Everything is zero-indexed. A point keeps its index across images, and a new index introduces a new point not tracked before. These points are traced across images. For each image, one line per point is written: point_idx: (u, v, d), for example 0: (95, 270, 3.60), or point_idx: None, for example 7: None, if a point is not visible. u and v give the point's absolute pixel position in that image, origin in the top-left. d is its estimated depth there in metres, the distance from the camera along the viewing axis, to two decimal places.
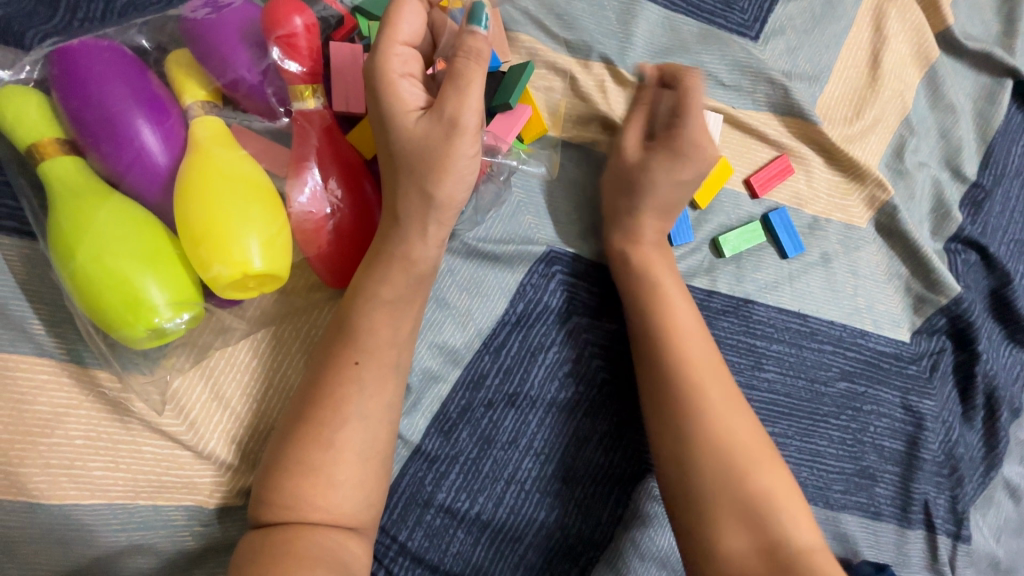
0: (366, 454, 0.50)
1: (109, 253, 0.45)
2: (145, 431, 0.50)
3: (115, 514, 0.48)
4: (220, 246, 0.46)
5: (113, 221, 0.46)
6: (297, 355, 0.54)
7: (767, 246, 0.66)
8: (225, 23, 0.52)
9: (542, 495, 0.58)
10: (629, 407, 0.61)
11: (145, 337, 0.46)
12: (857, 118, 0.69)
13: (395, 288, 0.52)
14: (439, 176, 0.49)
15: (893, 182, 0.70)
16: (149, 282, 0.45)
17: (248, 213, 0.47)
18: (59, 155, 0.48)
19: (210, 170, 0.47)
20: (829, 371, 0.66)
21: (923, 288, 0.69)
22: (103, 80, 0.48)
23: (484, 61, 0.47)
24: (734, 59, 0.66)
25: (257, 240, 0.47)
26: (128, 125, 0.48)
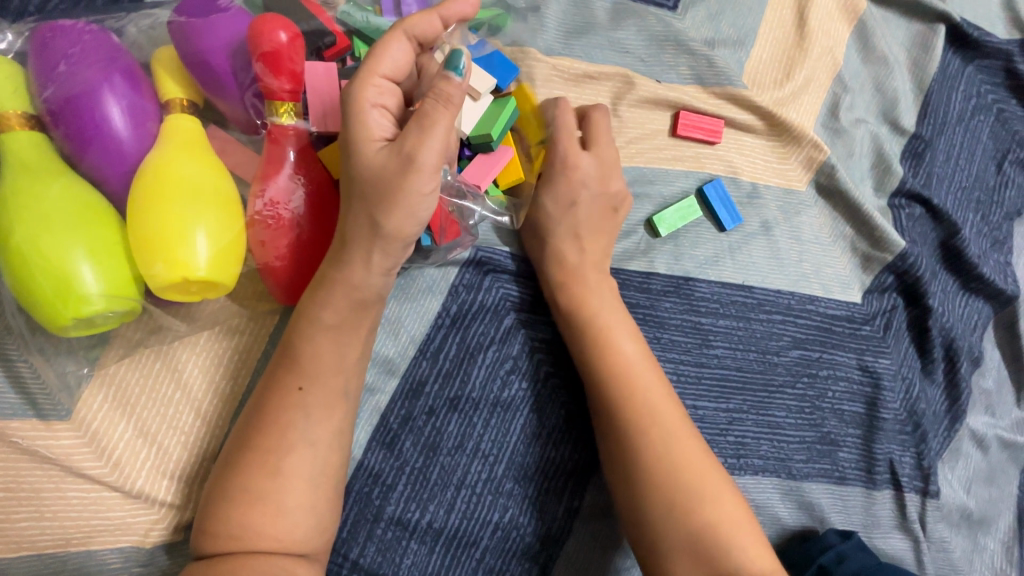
0: (313, 476, 0.48)
1: (45, 237, 0.43)
2: (68, 476, 0.48)
3: (46, 563, 0.47)
4: (163, 248, 0.44)
5: (63, 207, 0.44)
6: (231, 380, 0.52)
7: (705, 221, 0.65)
8: (215, 29, 0.48)
9: (494, 496, 0.57)
10: (580, 404, 0.60)
11: (74, 326, 0.44)
12: (787, 80, 0.67)
13: (338, 312, 0.49)
14: (387, 207, 0.46)
15: (830, 142, 0.69)
16: (84, 273, 0.43)
17: (198, 213, 0.45)
18: (21, 128, 0.46)
19: (170, 165, 0.45)
20: (780, 340, 0.65)
21: (869, 246, 0.68)
22: (77, 63, 0.46)
23: (451, 107, 0.45)
24: (651, 33, 0.65)
25: (204, 242, 0.45)
26: (95, 105, 0.46)
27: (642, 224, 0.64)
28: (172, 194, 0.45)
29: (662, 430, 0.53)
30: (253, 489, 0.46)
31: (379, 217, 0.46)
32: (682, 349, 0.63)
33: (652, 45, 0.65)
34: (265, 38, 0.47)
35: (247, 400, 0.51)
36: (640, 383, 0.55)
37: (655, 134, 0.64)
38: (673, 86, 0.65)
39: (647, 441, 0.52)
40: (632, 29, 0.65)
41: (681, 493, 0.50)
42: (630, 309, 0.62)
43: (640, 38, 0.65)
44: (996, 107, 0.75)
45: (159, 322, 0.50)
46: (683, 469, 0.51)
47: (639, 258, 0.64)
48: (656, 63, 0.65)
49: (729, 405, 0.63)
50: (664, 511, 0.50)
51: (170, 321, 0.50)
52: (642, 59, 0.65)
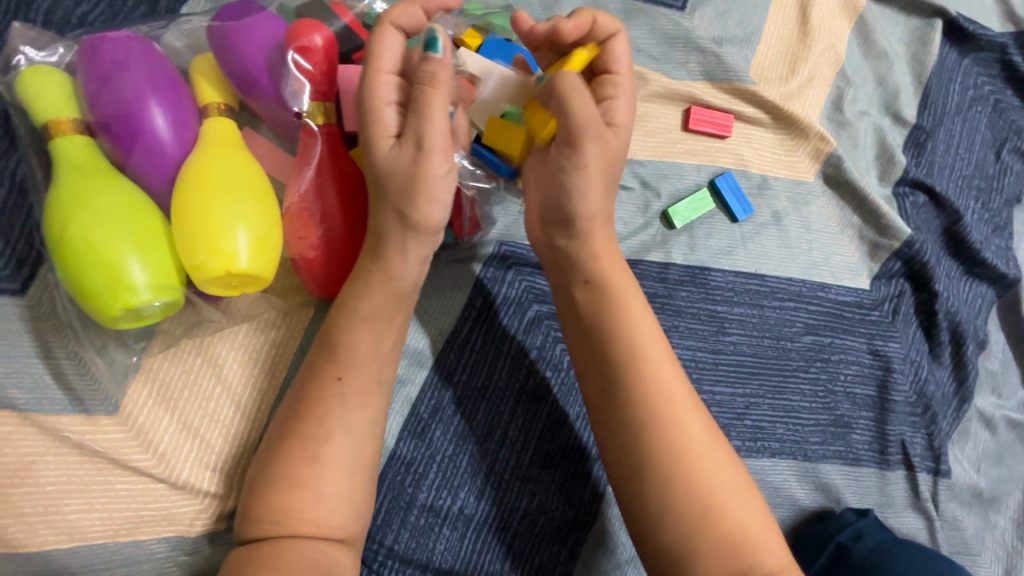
0: (352, 463, 0.50)
1: (98, 233, 0.45)
2: (116, 469, 0.50)
3: (96, 553, 0.49)
4: (208, 241, 0.46)
5: (111, 208, 0.46)
6: (270, 373, 0.54)
7: (717, 212, 0.67)
8: (251, 32, 0.50)
9: (522, 482, 0.59)
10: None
11: (123, 318, 0.46)
12: (793, 76, 0.70)
13: (375, 303, 0.51)
14: (407, 197, 0.48)
15: (835, 134, 0.71)
16: (134, 267, 0.45)
17: (239, 209, 0.47)
18: (72, 133, 0.48)
19: (212, 164, 0.48)
20: (793, 327, 0.67)
21: (876, 234, 0.70)
22: (124, 68, 0.48)
23: (439, 85, 0.47)
24: (662, 32, 0.68)
25: (245, 236, 0.47)
26: (139, 110, 0.48)
27: (658, 217, 0.66)
28: (215, 191, 0.47)
29: (686, 426, 0.49)
30: (298, 476, 0.48)
31: (395, 206, 0.49)
32: (700, 336, 0.65)
33: (663, 44, 0.67)
34: (297, 40, 0.50)
35: (287, 389, 0.53)
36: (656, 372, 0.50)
37: (668, 129, 0.67)
38: (684, 83, 0.67)
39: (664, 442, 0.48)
40: (644, 29, 0.67)
41: (701, 496, 0.47)
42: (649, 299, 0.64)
43: (650, 38, 0.67)
44: (993, 97, 0.77)
45: (201, 316, 0.52)
46: (705, 470, 0.48)
47: (656, 249, 0.65)
48: (667, 61, 0.67)
49: (746, 390, 0.65)
50: (682, 514, 0.47)
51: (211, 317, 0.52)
52: (653, 57, 0.67)
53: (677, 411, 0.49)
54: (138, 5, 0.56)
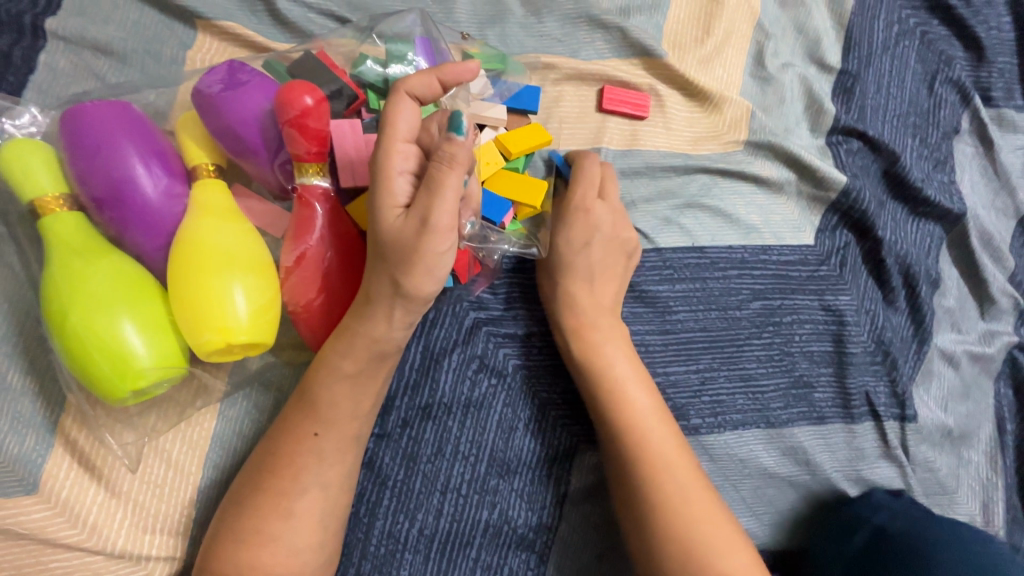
0: (319, 519, 0.49)
1: (99, 317, 0.45)
2: (48, 548, 0.47)
3: None
4: (209, 316, 0.46)
5: (114, 287, 0.46)
6: (225, 436, 0.53)
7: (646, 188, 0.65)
8: (244, 102, 0.50)
9: (480, 494, 0.57)
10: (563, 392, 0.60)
11: (131, 396, 0.47)
12: (707, 37, 0.67)
13: (357, 361, 0.50)
14: (407, 269, 0.47)
15: (761, 91, 0.69)
16: (139, 345, 0.46)
17: (235, 278, 0.47)
18: (61, 211, 0.48)
19: (205, 234, 0.48)
20: (740, 295, 0.66)
21: (813, 189, 0.69)
22: (111, 141, 0.48)
23: (457, 165, 0.45)
24: (564, 12, 0.64)
25: (243, 302, 0.47)
26: (126, 180, 0.48)
27: None
28: (212, 263, 0.47)
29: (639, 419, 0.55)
30: (252, 534, 0.47)
31: (394, 275, 0.47)
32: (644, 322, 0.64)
33: (567, 23, 0.64)
34: (297, 102, 0.49)
35: (251, 450, 0.52)
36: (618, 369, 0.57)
37: (587, 111, 0.64)
38: (592, 62, 0.64)
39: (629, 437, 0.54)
40: (545, 12, 0.64)
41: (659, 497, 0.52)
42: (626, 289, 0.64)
43: (554, 19, 0.64)
44: (920, 30, 0.76)
45: (202, 383, 0.52)
46: (666, 464, 0.53)
47: None
48: (573, 42, 0.65)
49: (699, 365, 0.64)
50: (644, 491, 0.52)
51: (202, 388, 0.53)
52: (558, 40, 0.64)
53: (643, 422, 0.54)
54: None
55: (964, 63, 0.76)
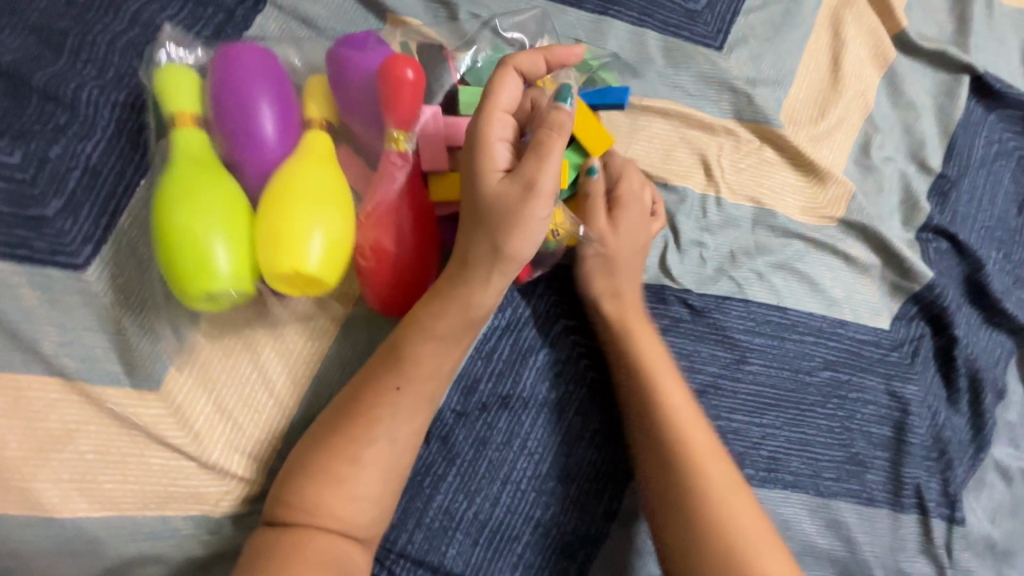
0: (387, 463, 0.51)
1: (195, 221, 0.48)
2: (151, 443, 0.51)
3: (125, 524, 0.50)
4: (289, 241, 0.48)
5: (214, 197, 0.50)
6: (322, 379, 0.57)
7: (754, 243, 0.68)
8: (361, 63, 0.56)
9: (537, 493, 0.60)
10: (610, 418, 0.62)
11: (203, 301, 0.49)
12: (822, 119, 0.72)
13: (448, 323, 0.53)
14: (511, 232, 0.50)
15: (862, 178, 0.72)
16: (220, 251, 0.48)
17: (321, 212, 0.49)
18: (190, 128, 0.54)
19: (304, 173, 0.51)
20: (812, 361, 0.68)
21: (897, 276, 0.71)
22: (247, 75, 0.54)
23: (562, 133, 0.51)
24: (699, 71, 0.68)
25: (323, 235, 0.49)
26: (252, 111, 0.53)
27: (691, 246, 0.67)
28: (303, 196, 0.50)
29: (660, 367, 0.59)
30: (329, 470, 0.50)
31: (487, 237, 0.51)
32: (720, 364, 0.65)
33: (699, 81, 0.68)
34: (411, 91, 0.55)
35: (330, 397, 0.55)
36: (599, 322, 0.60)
37: (702, 156, 0.67)
38: (713, 118, 0.68)
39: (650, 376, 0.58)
40: (682, 67, 0.68)
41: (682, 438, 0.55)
42: (709, 328, 0.65)
43: (689, 74, 0.68)
44: (1017, 155, 0.78)
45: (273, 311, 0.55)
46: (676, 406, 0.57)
47: (693, 274, 0.66)
48: (700, 97, 0.68)
49: (763, 420, 0.65)
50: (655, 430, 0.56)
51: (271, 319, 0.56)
52: (688, 93, 0.68)
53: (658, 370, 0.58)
54: (217, 14, 0.62)
55: None
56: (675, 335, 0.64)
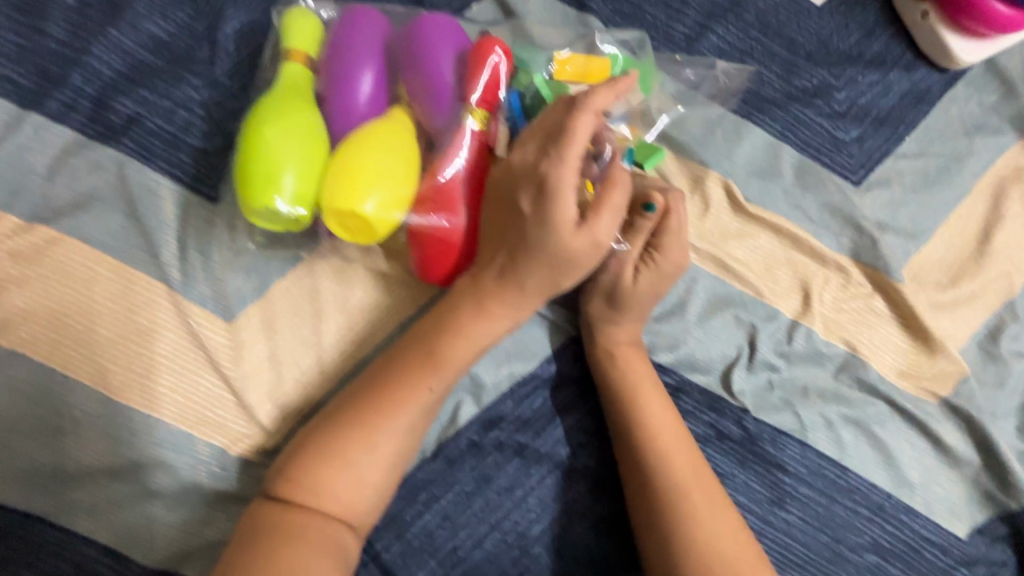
0: (367, 505, 0.49)
1: (276, 144, 0.51)
2: (207, 366, 0.56)
3: (160, 429, 0.54)
4: (353, 185, 0.50)
5: (301, 128, 0.52)
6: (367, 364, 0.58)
7: (830, 386, 0.63)
8: (449, 37, 0.56)
9: (520, 553, 0.58)
10: (607, 509, 0.60)
11: (263, 216, 0.51)
12: (950, 287, 0.65)
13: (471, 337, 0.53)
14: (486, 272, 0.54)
15: (981, 365, 0.65)
16: (290, 170, 0.50)
17: (388, 172, 0.51)
18: (301, 65, 0.56)
19: (385, 131, 0.52)
20: (859, 538, 0.61)
21: (994, 485, 0.62)
22: (362, 30, 0.55)
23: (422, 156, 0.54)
24: (827, 199, 0.65)
25: (382, 191, 0.50)
26: (357, 63, 0.54)
27: (761, 366, 0.62)
28: (378, 157, 0.51)
29: (671, 444, 0.56)
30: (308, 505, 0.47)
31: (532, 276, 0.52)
32: (753, 497, 0.60)
33: (824, 209, 0.65)
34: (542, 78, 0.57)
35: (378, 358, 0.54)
36: (644, 400, 0.57)
37: (804, 283, 0.64)
38: (828, 249, 0.64)
39: (659, 459, 0.55)
40: (810, 190, 0.65)
41: (697, 518, 0.53)
42: (756, 456, 0.60)
43: (814, 199, 0.65)
44: None
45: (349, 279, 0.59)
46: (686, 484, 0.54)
47: (755, 394, 0.62)
48: (820, 225, 0.65)
49: None
50: (682, 522, 0.53)
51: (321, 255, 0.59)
52: (809, 216, 0.65)
53: (664, 438, 0.56)
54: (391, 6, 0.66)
55: None
56: (714, 451, 0.60)
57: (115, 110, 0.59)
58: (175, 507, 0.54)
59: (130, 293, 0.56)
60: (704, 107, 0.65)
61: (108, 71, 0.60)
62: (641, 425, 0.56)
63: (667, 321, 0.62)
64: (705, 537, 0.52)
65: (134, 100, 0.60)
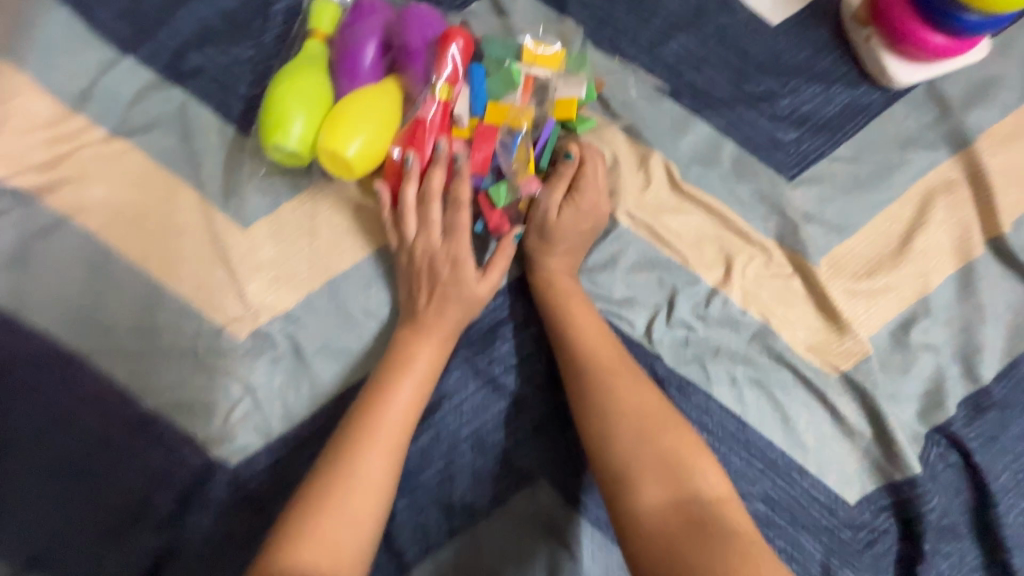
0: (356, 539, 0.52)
1: (289, 97, 0.65)
2: (219, 260, 0.71)
3: (177, 302, 0.69)
4: (340, 130, 0.63)
5: (309, 85, 0.66)
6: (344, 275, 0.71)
7: (742, 349, 0.71)
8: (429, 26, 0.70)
9: (447, 449, 0.67)
10: (533, 421, 0.68)
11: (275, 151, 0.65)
12: (866, 278, 0.72)
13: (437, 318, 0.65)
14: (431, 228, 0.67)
15: (889, 352, 0.71)
16: (297, 116, 0.64)
17: (369, 124, 0.64)
18: (319, 41, 0.71)
19: (372, 93, 0.66)
20: (751, 487, 0.66)
21: (882, 457, 0.67)
22: (366, 16, 0.70)
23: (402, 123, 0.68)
24: (759, 189, 0.74)
25: (364, 138, 0.63)
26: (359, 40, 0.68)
27: (679, 324, 0.71)
28: (361, 109, 0.64)
29: (605, 350, 0.65)
30: (312, 538, 0.51)
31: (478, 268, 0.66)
32: None
33: (755, 197, 0.74)
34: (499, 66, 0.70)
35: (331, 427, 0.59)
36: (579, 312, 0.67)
37: (728, 257, 0.72)
38: (754, 230, 0.73)
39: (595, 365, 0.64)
40: (744, 179, 0.74)
41: (643, 410, 0.61)
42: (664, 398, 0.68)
43: (747, 187, 0.74)
44: None
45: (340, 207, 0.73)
46: (625, 383, 0.63)
47: (670, 347, 0.70)
48: (750, 209, 0.74)
49: None
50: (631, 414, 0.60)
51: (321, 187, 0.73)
52: (741, 201, 0.74)
53: (597, 345, 0.65)
54: None
55: None
56: None
57: (186, 60, 0.76)
58: (178, 365, 0.68)
59: (174, 197, 0.72)
60: (657, 100, 0.76)
61: (186, 31, 0.78)
62: (586, 335, 0.66)
63: (598, 273, 0.72)
64: (657, 424, 0.60)
65: (201, 54, 0.77)
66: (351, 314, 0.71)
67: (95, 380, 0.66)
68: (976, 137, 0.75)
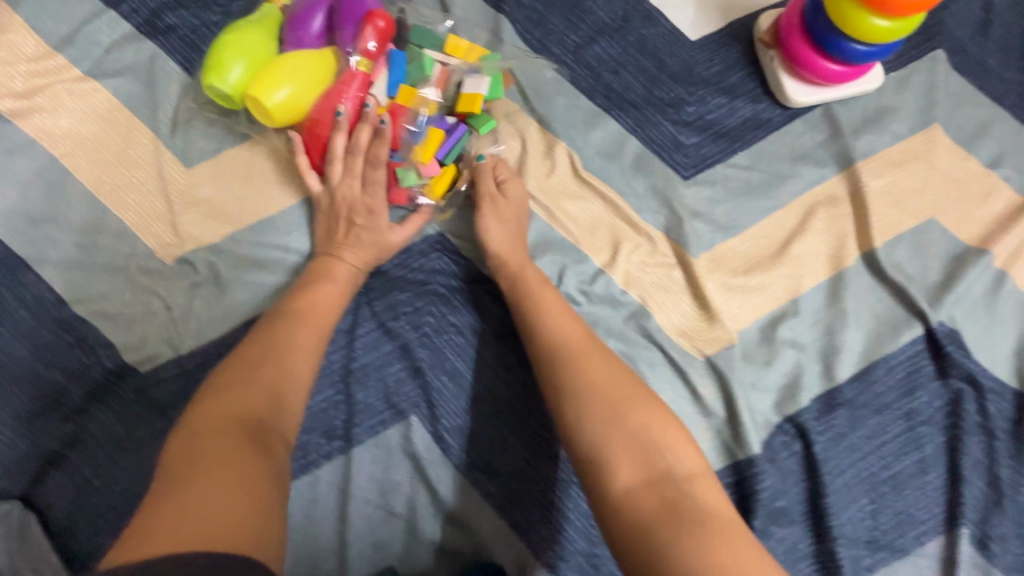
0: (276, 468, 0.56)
1: (231, 46, 0.74)
2: (161, 193, 0.79)
3: (117, 225, 0.78)
4: (264, 81, 0.71)
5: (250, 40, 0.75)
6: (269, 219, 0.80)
7: (617, 326, 0.76)
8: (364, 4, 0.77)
9: (335, 380, 0.75)
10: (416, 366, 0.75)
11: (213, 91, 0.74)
12: (742, 274, 0.78)
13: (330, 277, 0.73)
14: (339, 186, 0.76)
15: (754, 344, 0.76)
16: (235, 65, 0.73)
17: (291, 80, 0.72)
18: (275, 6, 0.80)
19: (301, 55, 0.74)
20: None
21: (730, 438, 0.73)
22: None
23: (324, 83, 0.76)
24: (654, 183, 0.81)
25: (285, 91, 0.71)
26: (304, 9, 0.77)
27: (564, 296, 0.77)
28: (288, 65, 0.72)
29: (566, 321, 0.69)
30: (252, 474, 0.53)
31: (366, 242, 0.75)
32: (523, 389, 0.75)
33: (649, 190, 0.81)
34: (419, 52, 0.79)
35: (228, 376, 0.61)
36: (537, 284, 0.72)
37: (617, 241, 0.79)
38: (644, 220, 0.80)
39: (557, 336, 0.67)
40: (642, 174, 0.81)
41: (602, 383, 0.63)
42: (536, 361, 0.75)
43: (644, 182, 0.81)
44: (945, 423, 0.74)
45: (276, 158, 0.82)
46: (586, 355, 0.65)
47: None
48: (643, 201, 0.80)
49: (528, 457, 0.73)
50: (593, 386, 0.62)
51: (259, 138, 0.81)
52: (636, 193, 0.80)
53: (557, 316, 0.69)
54: None
55: (976, 491, 0.72)
56: None
57: (160, 18, 0.86)
58: (109, 279, 0.76)
59: (130, 134, 0.81)
60: (573, 95, 0.83)
61: None
62: (545, 304, 0.70)
63: None
64: (618, 400, 0.61)
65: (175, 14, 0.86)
66: (271, 254, 0.79)
67: (36, 284, 0.75)
68: (862, 159, 0.81)
